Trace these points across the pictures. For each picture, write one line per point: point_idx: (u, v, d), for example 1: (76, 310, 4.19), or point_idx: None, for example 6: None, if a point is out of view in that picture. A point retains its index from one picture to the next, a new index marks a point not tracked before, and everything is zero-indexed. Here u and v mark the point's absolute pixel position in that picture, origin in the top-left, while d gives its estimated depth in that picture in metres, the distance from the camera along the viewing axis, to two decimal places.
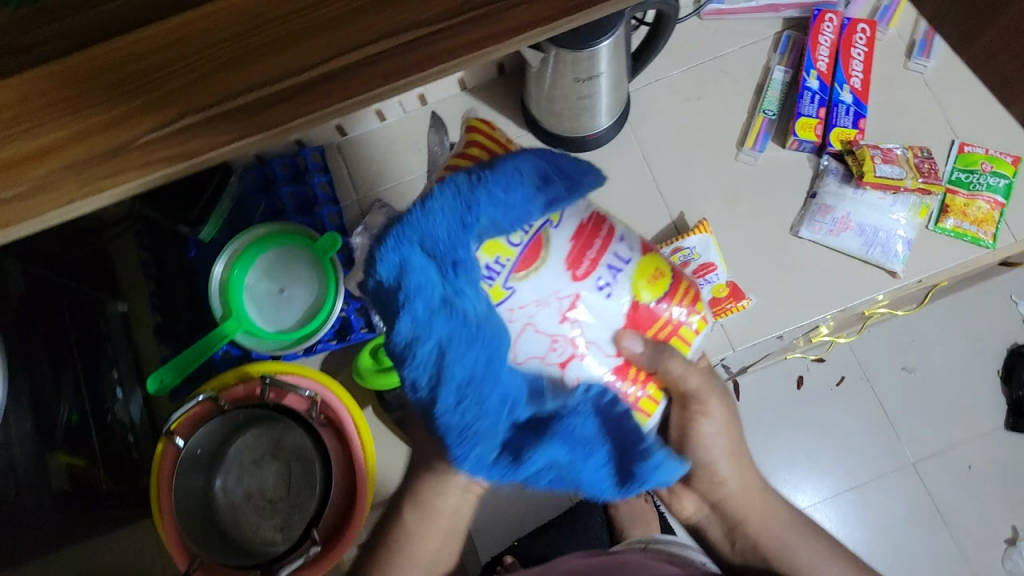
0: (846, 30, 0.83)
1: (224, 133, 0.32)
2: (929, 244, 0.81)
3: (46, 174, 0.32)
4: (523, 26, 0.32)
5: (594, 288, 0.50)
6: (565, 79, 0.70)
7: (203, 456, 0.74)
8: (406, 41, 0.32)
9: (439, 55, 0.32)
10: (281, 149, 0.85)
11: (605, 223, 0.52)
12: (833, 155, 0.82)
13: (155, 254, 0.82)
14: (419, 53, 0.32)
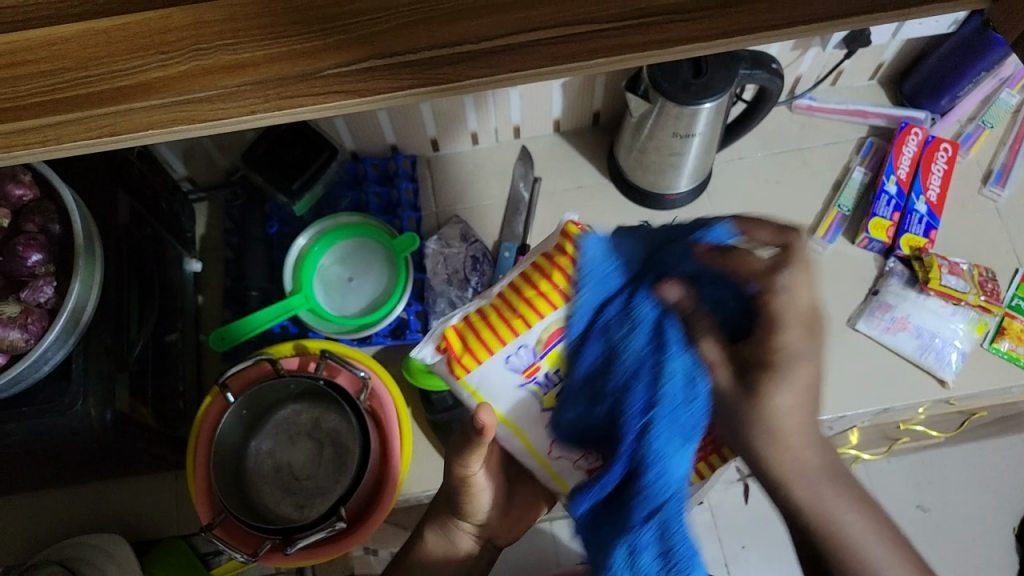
0: (928, 146, 0.87)
1: (408, 81, 0.39)
2: (980, 362, 0.82)
3: (235, 84, 0.39)
4: (669, 42, 0.39)
5: None
6: (665, 133, 0.74)
7: (245, 418, 0.76)
8: (564, 36, 0.39)
9: (592, 51, 0.39)
10: (376, 151, 0.89)
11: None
12: (899, 259, 0.85)
13: (239, 222, 0.86)
14: (576, 48, 0.39)
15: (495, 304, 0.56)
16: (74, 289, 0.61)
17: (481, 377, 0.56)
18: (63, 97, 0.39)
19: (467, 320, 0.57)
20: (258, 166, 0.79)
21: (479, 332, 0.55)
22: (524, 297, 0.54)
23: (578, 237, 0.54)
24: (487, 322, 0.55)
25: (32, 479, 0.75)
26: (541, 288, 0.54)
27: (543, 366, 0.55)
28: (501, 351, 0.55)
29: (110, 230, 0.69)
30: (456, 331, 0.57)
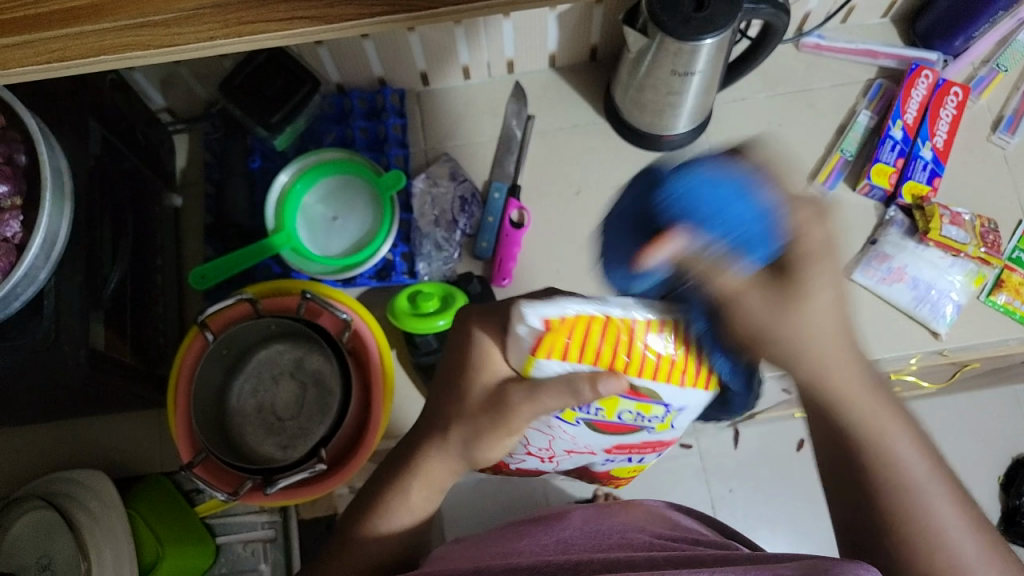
0: (938, 89, 0.83)
1: (373, 7, 0.40)
2: (978, 316, 0.80)
3: (194, 8, 0.40)
4: None
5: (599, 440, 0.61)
6: (663, 70, 0.70)
7: (226, 357, 0.75)
8: None
9: None
10: (363, 83, 0.85)
11: (667, 441, 0.65)
12: (901, 207, 0.83)
13: (220, 157, 0.83)
14: None
15: (610, 322, 0.49)
16: (41, 224, 0.60)
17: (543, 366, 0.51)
18: (12, 18, 0.40)
19: (581, 318, 0.49)
20: (235, 96, 0.75)
21: (580, 335, 0.49)
22: (631, 348, 0.50)
23: (705, 348, 0.51)
24: (591, 332, 0.49)
25: (14, 414, 0.75)
26: (651, 364, 0.51)
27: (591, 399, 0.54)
28: (572, 365, 0.50)
29: (80, 162, 0.66)
30: (577, 320, 0.49)
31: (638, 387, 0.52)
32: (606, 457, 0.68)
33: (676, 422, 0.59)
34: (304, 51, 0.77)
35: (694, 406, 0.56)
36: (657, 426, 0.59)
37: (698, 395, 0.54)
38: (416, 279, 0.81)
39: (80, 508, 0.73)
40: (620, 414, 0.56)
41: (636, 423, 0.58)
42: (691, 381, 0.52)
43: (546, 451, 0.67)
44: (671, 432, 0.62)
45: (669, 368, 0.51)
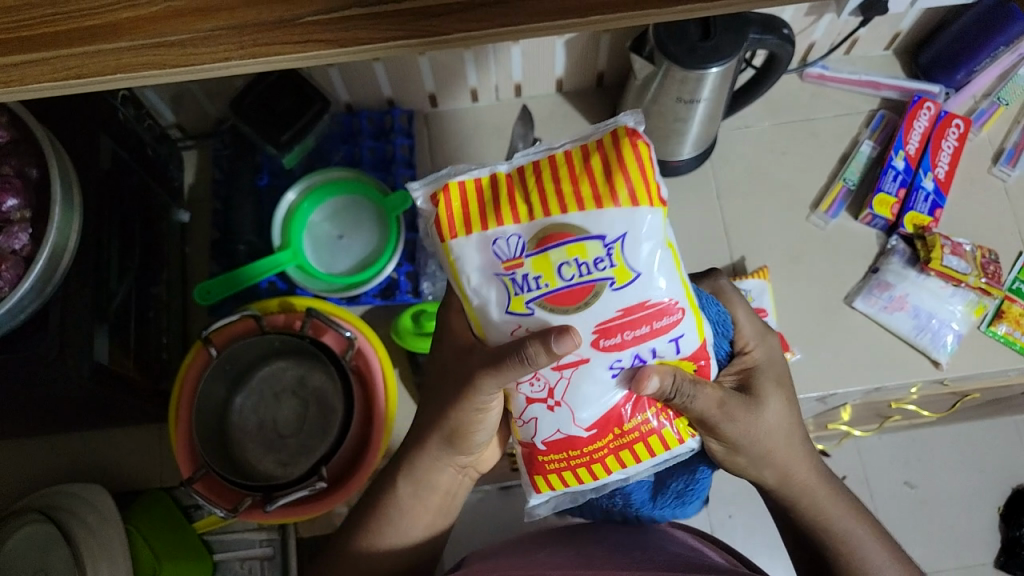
0: (940, 121, 0.84)
1: (389, 32, 0.41)
2: (978, 346, 0.81)
3: (211, 29, 0.40)
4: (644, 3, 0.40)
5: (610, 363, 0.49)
6: (668, 96, 0.71)
7: (230, 371, 0.75)
8: None
9: (572, 10, 0.41)
10: (372, 104, 0.86)
11: (671, 317, 0.49)
12: (902, 237, 0.83)
13: (228, 175, 0.84)
14: (553, 5, 0.41)
15: (513, 177, 0.49)
16: (50, 235, 0.60)
17: (461, 248, 0.49)
18: (32, 35, 0.41)
19: (482, 180, 0.50)
20: (245, 114, 0.76)
21: (487, 198, 0.49)
22: (542, 186, 0.48)
23: (629, 155, 0.48)
24: (494, 192, 0.49)
25: (16, 427, 0.75)
26: (576, 194, 0.47)
27: (526, 265, 0.48)
28: (491, 230, 0.48)
29: (90, 177, 0.67)
30: (473, 183, 0.49)
31: (569, 227, 0.47)
32: (614, 360, 0.49)
33: (630, 255, 0.47)
34: (314, 71, 0.78)
35: (643, 231, 0.48)
36: (616, 273, 0.48)
37: (641, 220, 0.47)
38: (420, 299, 0.80)
39: (79, 521, 0.73)
40: (569, 273, 0.47)
41: (592, 278, 0.47)
42: (631, 198, 0.47)
43: (540, 382, 0.51)
44: (641, 279, 0.48)
45: (597, 196, 0.47)
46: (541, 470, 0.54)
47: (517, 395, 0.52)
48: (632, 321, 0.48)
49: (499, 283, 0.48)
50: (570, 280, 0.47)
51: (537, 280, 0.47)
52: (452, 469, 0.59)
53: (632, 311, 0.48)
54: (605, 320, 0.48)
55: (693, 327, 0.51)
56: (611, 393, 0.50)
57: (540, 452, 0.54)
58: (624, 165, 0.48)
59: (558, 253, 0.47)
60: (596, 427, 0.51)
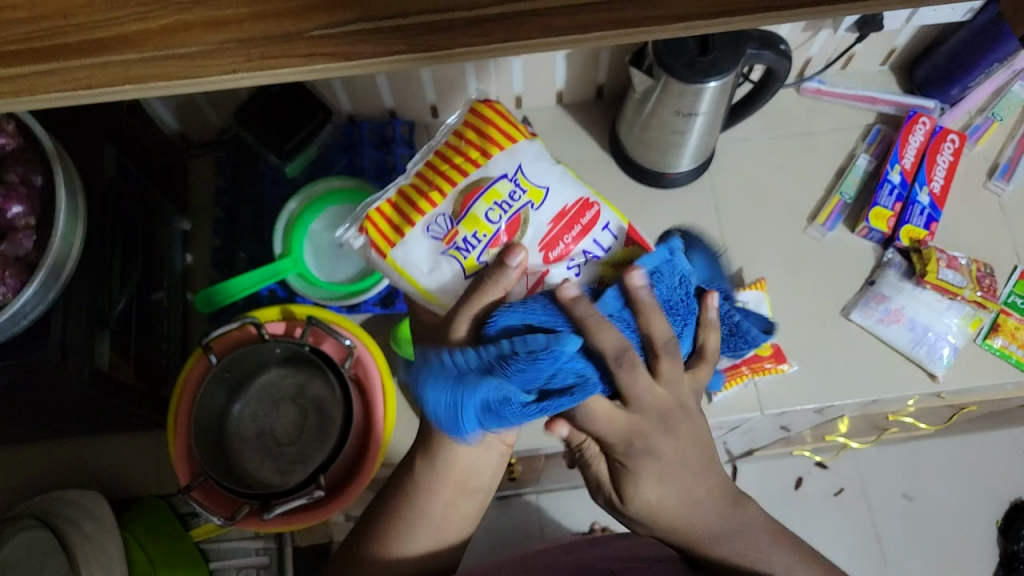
0: (935, 136, 0.85)
1: (396, 46, 0.41)
2: (974, 359, 0.81)
3: (220, 41, 0.41)
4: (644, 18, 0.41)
5: (566, 268, 0.53)
6: (667, 109, 0.72)
7: (230, 379, 0.75)
8: (547, 8, 0.42)
9: (578, 26, 0.41)
10: (373, 115, 0.87)
11: (593, 211, 0.55)
12: (898, 250, 0.84)
13: (230, 183, 0.85)
14: (559, 21, 0.42)
15: (414, 183, 0.56)
16: (54, 243, 0.61)
17: (406, 250, 0.54)
18: (41, 46, 0.41)
19: (393, 199, 0.56)
20: (249, 124, 0.77)
21: (403, 209, 0.55)
22: (442, 169, 0.56)
23: (492, 117, 0.57)
24: (408, 197, 0.56)
25: (15, 434, 0.75)
26: (469, 158, 0.56)
27: (461, 230, 0.54)
28: (420, 221, 0.54)
29: (93, 184, 0.67)
30: (389, 203, 0.56)
31: (477, 182, 0.55)
32: (566, 263, 0.53)
33: (531, 176, 0.55)
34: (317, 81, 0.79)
35: (530, 157, 0.56)
36: (530, 195, 0.54)
37: (523, 149, 0.56)
38: None
39: (75, 528, 0.73)
40: (496, 216, 0.54)
41: (515, 210, 0.54)
42: (511, 141, 0.56)
43: None
44: (551, 190, 0.55)
45: (485, 151, 0.56)
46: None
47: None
48: (561, 227, 0.54)
49: (446, 258, 0.54)
50: (500, 216, 0.54)
51: (476, 233, 0.54)
52: (470, 444, 0.60)
53: (558, 218, 0.54)
54: (541, 239, 0.53)
55: (613, 214, 0.55)
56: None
57: None
58: (494, 121, 0.57)
59: (479, 205, 0.54)
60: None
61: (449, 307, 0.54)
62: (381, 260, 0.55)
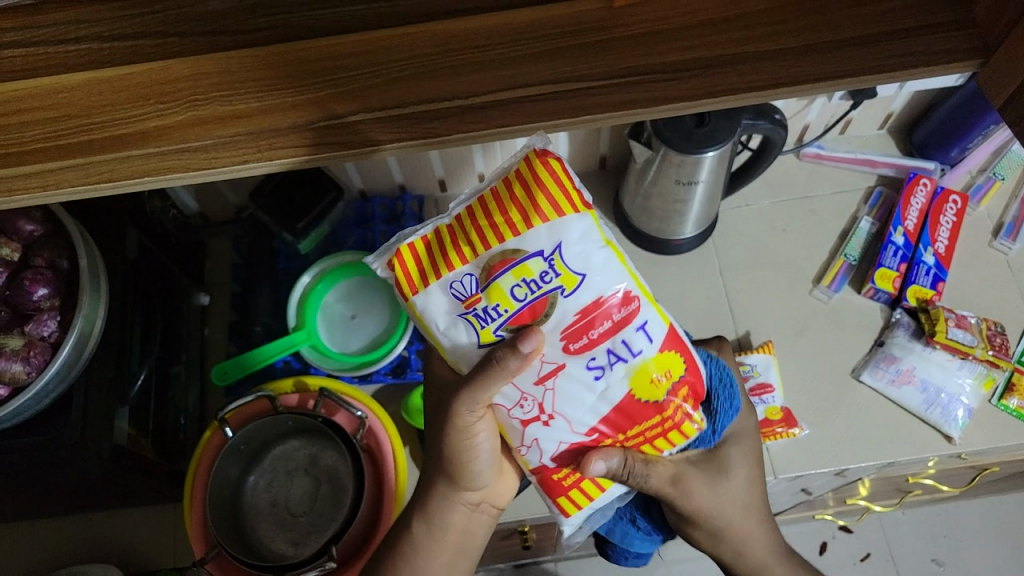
0: (936, 198, 0.87)
1: (399, 133, 0.44)
2: (990, 419, 0.80)
3: (234, 134, 0.44)
4: (631, 101, 0.44)
5: (583, 367, 0.49)
6: (668, 179, 0.74)
7: (244, 451, 0.76)
8: (539, 94, 0.44)
9: (570, 110, 0.44)
10: (384, 191, 0.90)
11: (631, 307, 0.49)
12: (906, 310, 0.84)
13: (247, 259, 0.88)
14: (551, 106, 0.44)
15: (453, 225, 0.49)
16: (77, 323, 0.63)
17: (426, 300, 0.49)
18: (67, 143, 0.44)
19: (429, 237, 0.50)
20: (265, 204, 0.80)
21: (435, 251, 0.49)
22: (481, 223, 0.48)
23: (546, 176, 0.48)
24: (442, 241, 0.49)
25: (35, 509, 0.77)
26: (512, 220, 0.48)
27: (485, 299, 0.48)
28: (443, 275, 0.48)
29: (116, 266, 0.70)
30: (423, 241, 0.50)
31: (511, 251, 0.47)
32: (588, 360, 0.49)
33: (572, 259, 0.47)
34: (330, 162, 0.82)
35: (576, 234, 0.47)
36: (563, 280, 0.47)
37: (572, 223, 0.47)
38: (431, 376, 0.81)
39: None
40: (522, 294, 0.47)
41: (543, 292, 0.48)
42: (564, 212, 0.47)
43: (528, 400, 0.51)
44: (589, 278, 0.47)
45: (529, 215, 0.47)
46: (557, 491, 0.54)
47: (508, 418, 0.52)
48: (589, 322, 0.48)
49: (462, 321, 0.49)
50: (525, 296, 0.48)
51: (499, 310, 0.48)
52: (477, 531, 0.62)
53: (588, 314, 0.48)
54: (565, 328, 0.48)
55: (653, 309, 0.50)
56: (600, 395, 0.50)
57: (553, 469, 0.53)
58: (550, 181, 0.48)
59: (506, 278, 0.47)
60: (597, 430, 0.51)
61: (464, 369, 0.51)
62: (402, 302, 0.50)
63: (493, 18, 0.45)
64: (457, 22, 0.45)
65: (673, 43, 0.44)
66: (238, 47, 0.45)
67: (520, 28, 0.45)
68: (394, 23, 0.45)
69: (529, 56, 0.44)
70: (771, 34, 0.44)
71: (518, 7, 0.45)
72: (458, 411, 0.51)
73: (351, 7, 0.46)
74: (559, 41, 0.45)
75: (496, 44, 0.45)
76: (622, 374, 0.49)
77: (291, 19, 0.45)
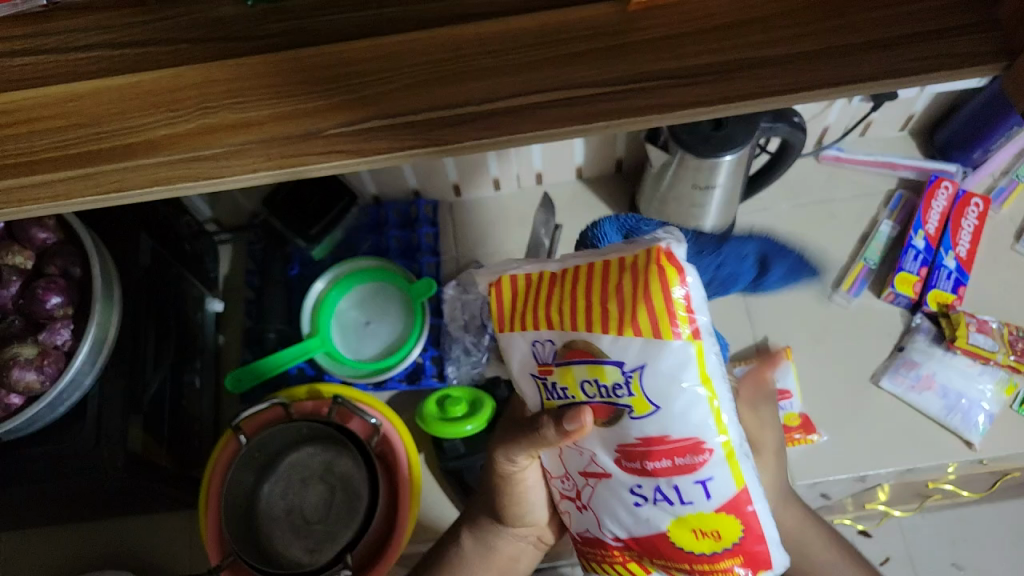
0: (958, 201, 0.85)
1: (410, 140, 0.44)
2: (1014, 427, 0.78)
3: (244, 142, 0.44)
4: (645, 107, 0.43)
5: (630, 485, 0.44)
6: (684, 183, 0.73)
7: (258, 458, 0.76)
8: (552, 99, 0.43)
9: (584, 116, 0.43)
10: (398, 196, 0.90)
11: (701, 459, 0.40)
12: (927, 315, 0.83)
13: (261, 265, 0.87)
14: (564, 111, 0.43)
15: (560, 277, 0.43)
16: (91, 330, 0.63)
17: (505, 339, 0.45)
18: (77, 152, 0.44)
19: (534, 278, 0.44)
20: (278, 210, 0.80)
21: (532, 298, 0.44)
22: (579, 297, 0.41)
23: (654, 283, 0.38)
24: (540, 291, 0.43)
25: (52, 516, 0.77)
26: (601, 313, 0.40)
27: (557, 374, 0.43)
28: (527, 331, 0.44)
29: (130, 273, 0.70)
30: (525, 280, 0.44)
31: (593, 345, 0.40)
32: (634, 484, 0.44)
33: (651, 388, 0.39)
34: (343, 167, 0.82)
35: (667, 365, 0.39)
36: (635, 402, 0.40)
37: (663, 355, 0.39)
38: (446, 382, 0.81)
39: None
40: (592, 391, 0.42)
41: (612, 400, 0.41)
42: (660, 329, 0.38)
43: (568, 479, 0.49)
44: (663, 411, 0.40)
45: (617, 318, 0.39)
46: (589, 558, 0.52)
47: (556, 488, 0.52)
48: (646, 454, 0.42)
49: (532, 381, 0.46)
50: (593, 391, 0.42)
51: (567, 391, 0.43)
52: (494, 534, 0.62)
53: (644, 446, 0.41)
54: (623, 446, 0.42)
55: (726, 469, 0.41)
56: (638, 520, 0.45)
57: (580, 542, 0.52)
58: (652, 292, 0.38)
59: (580, 368, 0.41)
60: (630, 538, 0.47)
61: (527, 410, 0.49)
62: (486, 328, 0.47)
63: (506, 22, 0.44)
64: (468, 27, 0.44)
65: (689, 47, 0.43)
66: (248, 55, 0.45)
67: (533, 33, 0.44)
68: (405, 29, 0.45)
69: (541, 61, 0.44)
70: (790, 38, 0.43)
71: (530, 11, 0.45)
72: (505, 448, 0.52)
73: (362, 13, 0.45)
74: (572, 46, 0.44)
75: (509, 49, 0.44)
76: (666, 510, 0.43)
77: (302, 26, 0.45)
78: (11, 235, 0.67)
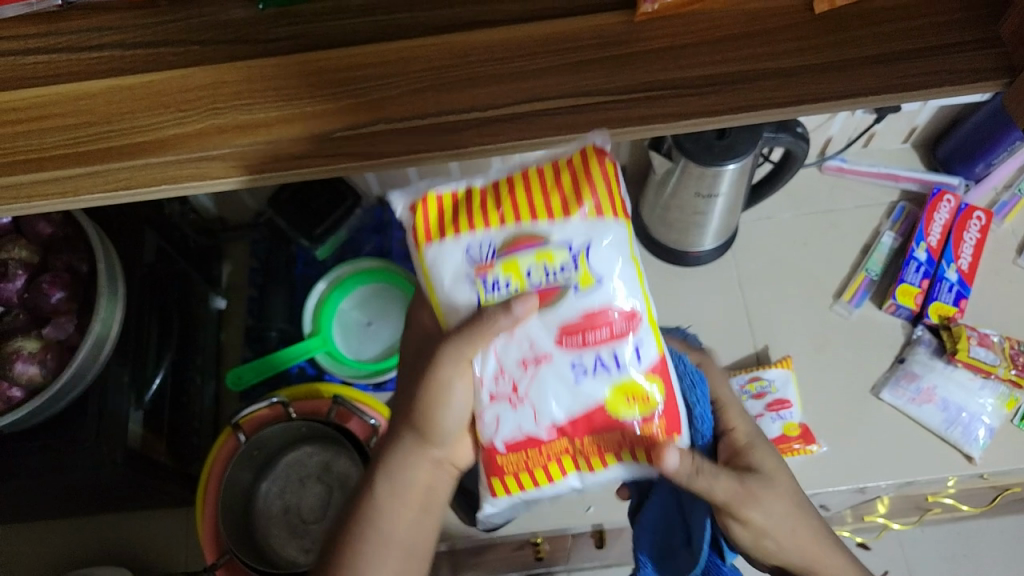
0: (961, 213, 0.85)
1: (416, 144, 0.44)
2: (1013, 441, 0.78)
3: (252, 143, 0.44)
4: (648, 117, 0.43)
5: (571, 363, 0.46)
6: (688, 191, 0.73)
7: (257, 457, 0.76)
8: (556, 107, 0.44)
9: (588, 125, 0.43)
10: None
11: (633, 325, 0.47)
12: (928, 327, 0.83)
13: (264, 264, 0.88)
14: (568, 119, 0.44)
15: (488, 190, 0.49)
16: (94, 326, 0.63)
17: (438, 255, 0.48)
18: (87, 150, 0.44)
19: (459, 195, 0.49)
20: (283, 209, 0.81)
21: (464, 211, 0.48)
22: (519, 197, 0.48)
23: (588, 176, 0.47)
24: (470, 203, 0.49)
25: (51, 509, 0.77)
26: (542, 207, 0.47)
27: (496, 269, 0.47)
28: (462, 238, 0.48)
29: (134, 270, 0.71)
30: (448, 198, 0.49)
31: (535, 234, 0.47)
32: (576, 359, 0.46)
33: (595, 261, 0.47)
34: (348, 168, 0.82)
35: (608, 240, 0.47)
36: (580, 278, 0.46)
37: (604, 231, 0.47)
38: None
39: None
40: (536, 278, 0.47)
41: (557, 283, 0.47)
42: (596, 210, 0.47)
43: (505, 377, 0.48)
44: (605, 286, 0.46)
45: (557, 207, 0.47)
46: (503, 470, 0.49)
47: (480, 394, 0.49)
48: (588, 327, 0.46)
49: (467, 284, 0.47)
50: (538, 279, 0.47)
51: (506, 283, 0.47)
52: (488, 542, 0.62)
53: (584, 322, 0.46)
54: (568, 324, 0.46)
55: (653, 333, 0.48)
56: (578, 396, 0.47)
57: (501, 453, 0.48)
58: (588, 183, 0.47)
59: (525, 256, 0.47)
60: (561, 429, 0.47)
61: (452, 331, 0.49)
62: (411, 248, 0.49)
63: (512, 30, 0.45)
64: (475, 34, 0.45)
65: (694, 58, 0.44)
66: (257, 57, 0.45)
67: (540, 40, 0.45)
68: (412, 35, 0.45)
69: (547, 68, 0.44)
70: (793, 50, 0.44)
71: (537, 19, 0.45)
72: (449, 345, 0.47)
73: (370, 18, 0.46)
74: (577, 54, 0.44)
75: (514, 56, 0.44)
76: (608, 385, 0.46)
77: (310, 30, 0.45)
78: (18, 229, 0.67)
